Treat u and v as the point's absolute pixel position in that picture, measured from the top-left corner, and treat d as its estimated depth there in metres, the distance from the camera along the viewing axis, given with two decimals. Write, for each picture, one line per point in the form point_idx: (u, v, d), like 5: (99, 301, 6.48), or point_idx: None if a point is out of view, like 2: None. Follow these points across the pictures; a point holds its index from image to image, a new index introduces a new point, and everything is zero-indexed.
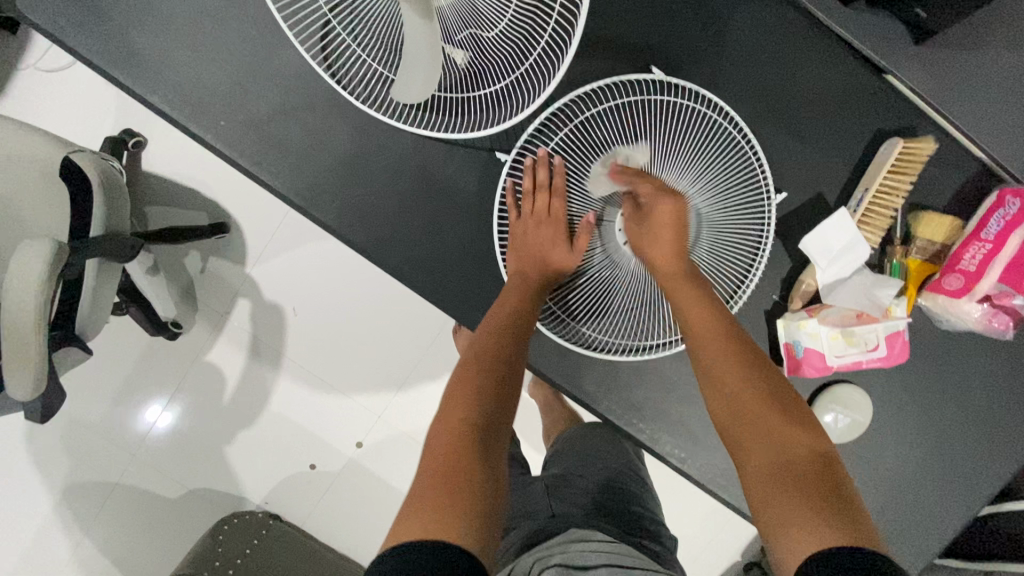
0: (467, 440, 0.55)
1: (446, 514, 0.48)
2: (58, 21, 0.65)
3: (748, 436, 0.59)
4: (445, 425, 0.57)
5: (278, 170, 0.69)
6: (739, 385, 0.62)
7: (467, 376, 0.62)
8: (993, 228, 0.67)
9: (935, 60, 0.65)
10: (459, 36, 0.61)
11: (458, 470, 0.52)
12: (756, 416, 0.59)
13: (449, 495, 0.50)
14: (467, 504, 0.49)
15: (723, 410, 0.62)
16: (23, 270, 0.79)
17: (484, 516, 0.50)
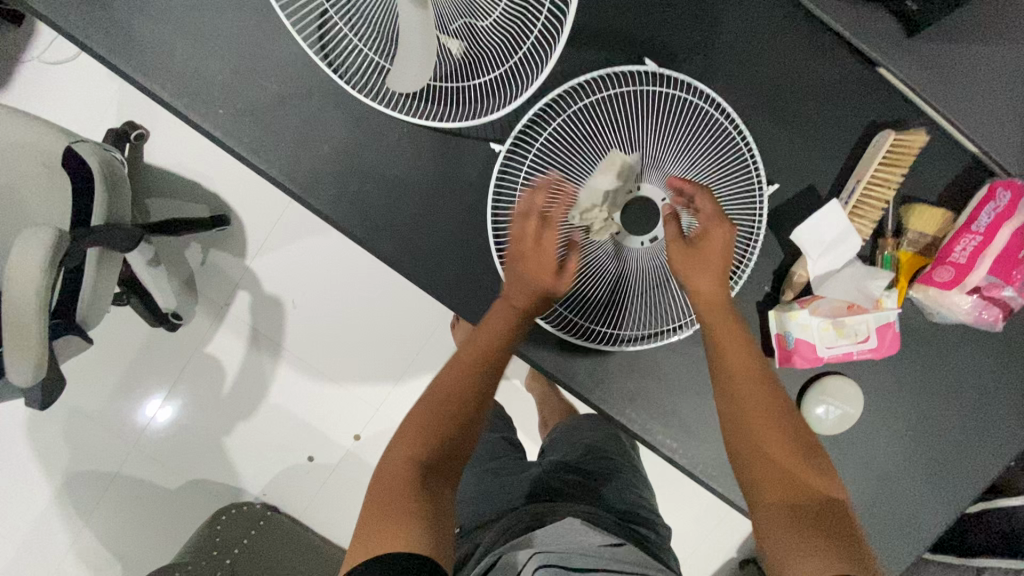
0: (408, 475, 0.60)
1: (393, 533, 0.53)
2: (60, 10, 0.66)
3: (766, 472, 0.61)
4: (384, 471, 0.61)
5: (275, 159, 0.70)
6: (762, 418, 0.64)
7: (413, 422, 0.66)
8: (983, 220, 0.67)
9: (927, 52, 0.65)
10: (454, 27, 0.62)
11: (397, 499, 0.57)
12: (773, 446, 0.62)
13: (392, 520, 0.54)
14: (409, 520, 0.54)
15: (745, 440, 0.63)
16: (24, 257, 0.80)
17: (431, 524, 0.55)
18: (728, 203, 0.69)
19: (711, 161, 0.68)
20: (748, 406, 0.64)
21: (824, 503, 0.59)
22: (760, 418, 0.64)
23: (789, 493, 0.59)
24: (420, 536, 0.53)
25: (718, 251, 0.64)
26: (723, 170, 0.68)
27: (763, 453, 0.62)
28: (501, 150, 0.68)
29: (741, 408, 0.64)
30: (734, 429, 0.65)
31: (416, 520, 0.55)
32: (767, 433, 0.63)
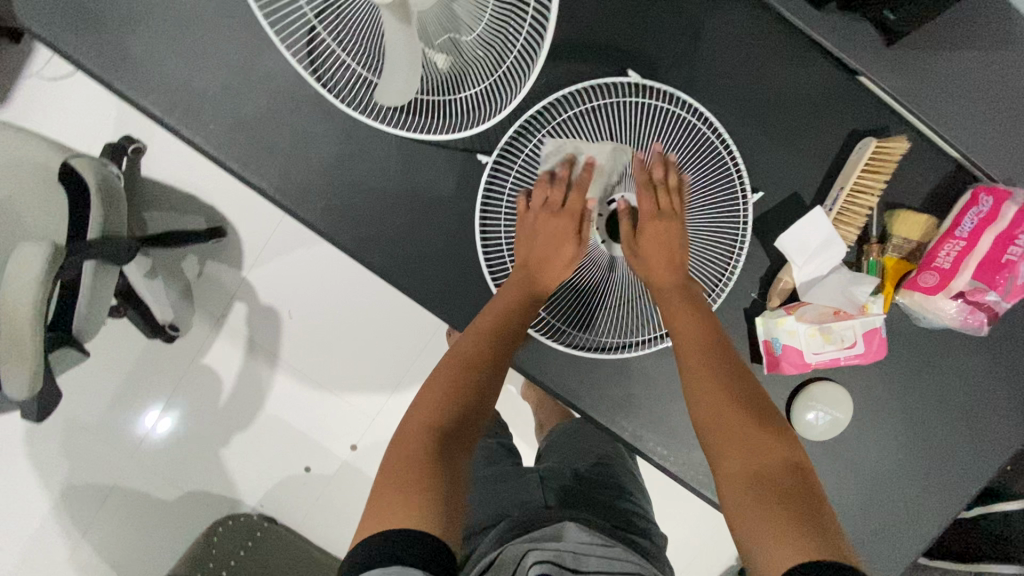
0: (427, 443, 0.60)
1: (405, 508, 0.53)
2: (54, 28, 0.68)
3: (729, 445, 0.59)
4: (405, 433, 0.62)
5: (265, 172, 0.71)
6: (721, 391, 0.62)
7: (432, 385, 0.66)
8: (967, 226, 0.68)
9: (907, 61, 0.66)
10: (439, 41, 0.63)
11: (415, 469, 0.57)
12: (741, 426, 0.60)
13: (406, 491, 0.55)
14: (425, 496, 0.55)
15: (710, 418, 0.62)
16: (20, 271, 0.81)
17: (444, 502, 0.55)
18: (711, 212, 0.71)
19: (693, 171, 0.70)
20: (705, 382, 0.63)
21: (791, 474, 0.56)
22: (719, 390, 0.62)
23: (754, 467, 0.57)
24: (429, 515, 0.53)
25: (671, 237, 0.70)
26: (707, 181, 0.70)
27: (724, 428, 0.60)
28: (488, 160, 0.70)
29: (699, 382, 0.63)
30: (697, 405, 0.63)
31: (430, 496, 0.55)
32: (727, 406, 0.61)
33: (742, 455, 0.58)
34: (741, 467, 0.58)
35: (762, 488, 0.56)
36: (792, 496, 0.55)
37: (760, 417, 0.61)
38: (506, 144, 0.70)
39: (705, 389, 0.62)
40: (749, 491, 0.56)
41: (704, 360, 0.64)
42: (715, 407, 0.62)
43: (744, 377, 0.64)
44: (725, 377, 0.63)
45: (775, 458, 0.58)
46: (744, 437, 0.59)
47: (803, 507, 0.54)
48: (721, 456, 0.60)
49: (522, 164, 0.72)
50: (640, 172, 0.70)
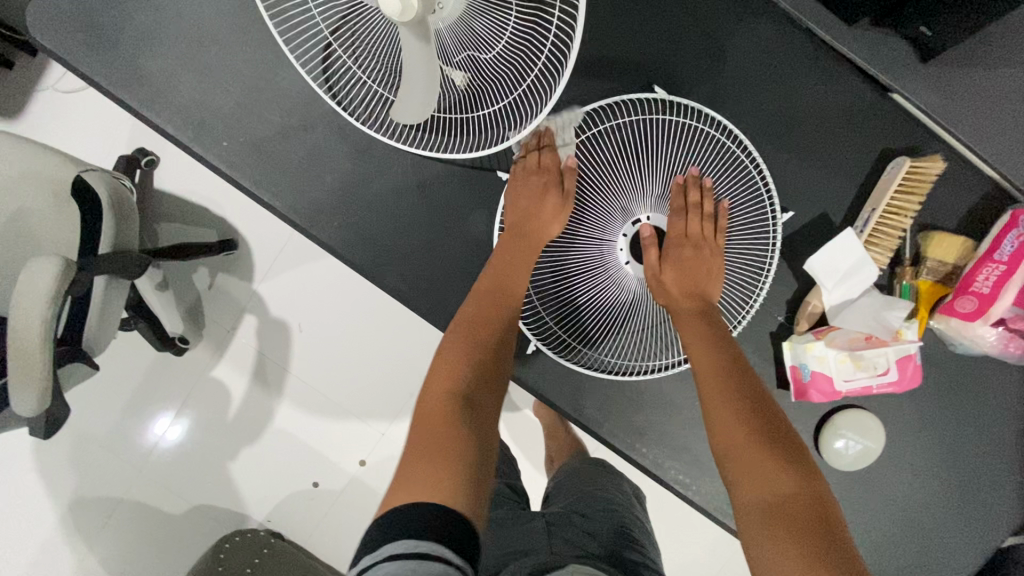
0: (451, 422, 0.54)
1: (433, 478, 0.49)
2: (67, 45, 0.67)
3: (745, 476, 0.54)
4: (429, 404, 0.57)
5: (278, 190, 0.70)
6: (741, 418, 0.56)
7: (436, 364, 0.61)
8: (1006, 249, 0.64)
9: (944, 76, 0.63)
10: (457, 59, 0.61)
11: (445, 440, 0.53)
12: (756, 449, 0.54)
13: (433, 464, 0.50)
14: (456, 471, 0.50)
15: (729, 441, 0.56)
16: (30, 286, 0.80)
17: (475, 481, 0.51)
18: (738, 231, 0.69)
19: (720, 189, 0.68)
20: (723, 406, 0.58)
21: (813, 507, 0.51)
22: (734, 416, 0.57)
23: (772, 495, 0.52)
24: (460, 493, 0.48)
25: (705, 262, 0.66)
26: (735, 199, 0.68)
27: (741, 458, 0.55)
28: (508, 177, 0.68)
29: (717, 408, 0.58)
30: (715, 433, 0.58)
31: (462, 470, 0.51)
32: (746, 435, 0.55)
33: (759, 488, 0.52)
34: (756, 501, 0.52)
35: (781, 520, 0.50)
36: (812, 536, 0.48)
37: (785, 448, 0.54)
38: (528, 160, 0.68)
39: (723, 415, 0.57)
40: (765, 522, 0.50)
41: (723, 383, 0.59)
42: (732, 435, 0.56)
43: (767, 405, 0.58)
44: (746, 404, 0.57)
45: (794, 487, 0.52)
46: (762, 469, 0.53)
47: (828, 553, 0.47)
48: (736, 482, 0.54)
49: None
50: (677, 195, 0.67)
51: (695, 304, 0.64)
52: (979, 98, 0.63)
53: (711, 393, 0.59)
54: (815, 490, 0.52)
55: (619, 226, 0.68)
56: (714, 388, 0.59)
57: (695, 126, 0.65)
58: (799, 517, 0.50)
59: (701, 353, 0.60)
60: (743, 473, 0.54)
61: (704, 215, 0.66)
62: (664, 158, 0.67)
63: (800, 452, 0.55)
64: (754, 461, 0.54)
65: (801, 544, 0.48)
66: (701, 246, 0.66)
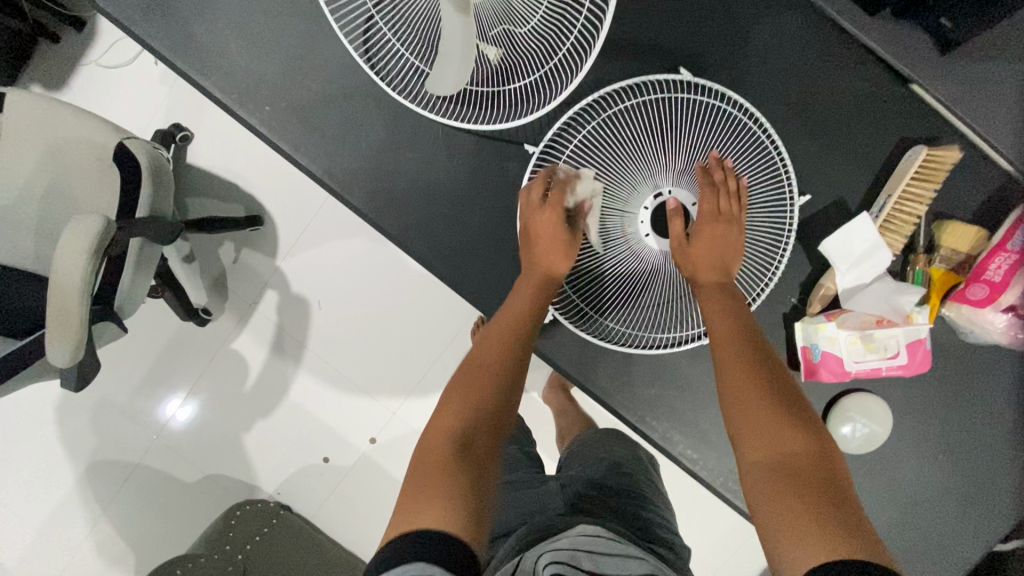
0: (447, 458, 0.56)
1: (428, 509, 0.51)
2: (126, 9, 0.71)
3: (754, 439, 0.57)
4: (426, 446, 0.59)
5: (315, 155, 0.73)
6: (753, 380, 0.60)
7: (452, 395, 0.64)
8: (1019, 239, 0.66)
9: (965, 67, 0.65)
10: (493, 33, 0.64)
11: (438, 475, 0.54)
12: (766, 412, 0.58)
13: (427, 494, 0.53)
14: (451, 498, 0.52)
15: (739, 405, 0.59)
16: (72, 242, 0.80)
17: (471, 503, 0.53)
18: (757, 209, 0.71)
19: (741, 171, 0.70)
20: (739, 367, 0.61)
21: (818, 464, 0.53)
22: (747, 380, 0.60)
23: (780, 455, 0.55)
24: (456, 516, 0.51)
25: (733, 245, 0.67)
26: (754, 180, 0.70)
27: (753, 414, 0.58)
28: (534, 150, 0.70)
29: (730, 368, 0.61)
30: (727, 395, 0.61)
31: (458, 497, 0.53)
32: (759, 398, 0.58)
33: (766, 450, 0.56)
34: (765, 456, 0.55)
35: (788, 478, 0.53)
36: (818, 491, 0.51)
37: (793, 410, 0.57)
38: (555, 134, 0.70)
39: (738, 378, 0.60)
40: (772, 479, 0.54)
41: (738, 348, 0.61)
42: (745, 396, 0.59)
43: (776, 371, 0.61)
44: (759, 370, 0.60)
45: (803, 448, 0.55)
46: (771, 430, 0.56)
47: (831, 507, 0.50)
48: (747, 444, 0.57)
49: (571, 153, 0.70)
50: (701, 176, 0.68)
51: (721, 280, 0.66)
52: (998, 91, 0.65)
53: (726, 353, 0.62)
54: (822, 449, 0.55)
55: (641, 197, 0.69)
56: (728, 355, 0.62)
57: (719, 106, 0.67)
58: (803, 471, 0.53)
59: (716, 322, 0.64)
60: (754, 435, 0.57)
61: (730, 193, 0.67)
62: (686, 137, 0.69)
63: (810, 415, 0.58)
64: (764, 420, 0.57)
65: (805, 498, 0.51)
66: (725, 223, 0.67)
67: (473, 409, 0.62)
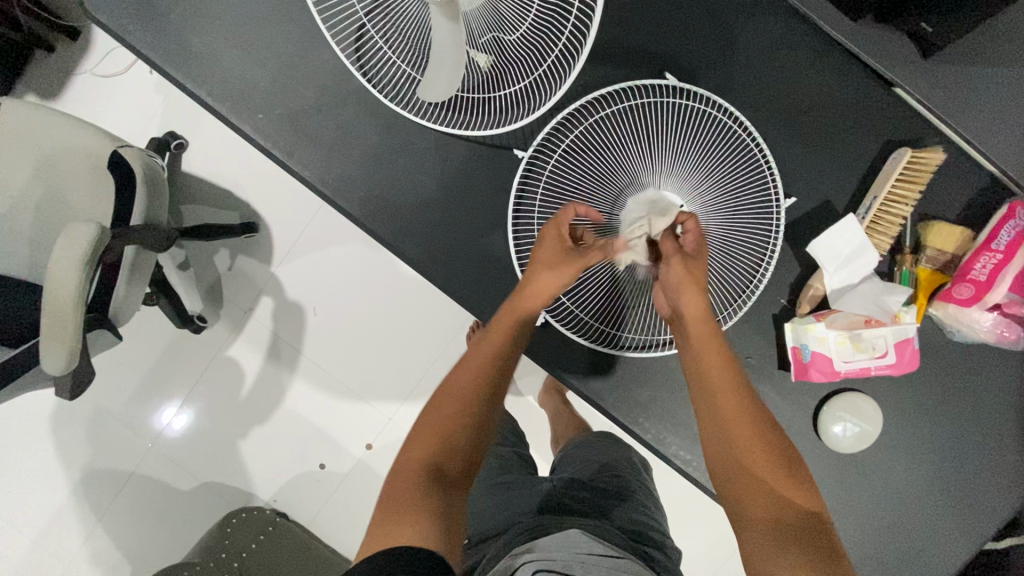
0: (418, 483, 0.57)
1: (402, 527, 0.52)
2: (119, 19, 0.72)
3: (749, 493, 0.59)
4: (398, 473, 0.60)
5: (309, 161, 0.74)
6: (744, 420, 0.61)
7: (431, 414, 0.64)
8: (1003, 239, 0.67)
9: (946, 70, 0.66)
10: (483, 40, 0.66)
11: (409, 499, 0.55)
12: (760, 468, 0.60)
13: (401, 514, 0.54)
14: (424, 517, 0.54)
15: (734, 458, 0.61)
16: (67, 249, 0.80)
17: (444, 522, 0.54)
18: (748, 207, 0.70)
19: (726, 171, 0.69)
20: (732, 408, 0.62)
21: (809, 519, 0.57)
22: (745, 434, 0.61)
23: (774, 512, 0.57)
24: (428, 536, 0.52)
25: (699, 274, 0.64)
26: (739, 181, 0.69)
27: (746, 458, 0.60)
28: (524, 155, 0.71)
29: (724, 412, 0.62)
30: (717, 435, 0.63)
31: (430, 521, 0.54)
32: (751, 439, 0.61)
33: (760, 505, 0.58)
34: (755, 500, 0.59)
35: (785, 534, 0.56)
36: (812, 546, 0.54)
37: (786, 464, 0.60)
38: (543, 139, 0.71)
39: (730, 419, 0.62)
40: (768, 534, 0.56)
41: (730, 387, 0.62)
42: (737, 441, 0.61)
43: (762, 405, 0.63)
44: (749, 408, 0.62)
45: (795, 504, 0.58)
46: (766, 485, 0.59)
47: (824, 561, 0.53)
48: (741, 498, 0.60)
49: (559, 158, 0.72)
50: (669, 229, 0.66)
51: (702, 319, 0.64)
52: (978, 93, 0.66)
53: (717, 399, 0.62)
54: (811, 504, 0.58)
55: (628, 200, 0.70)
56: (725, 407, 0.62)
57: (704, 110, 0.68)
58: (790, 514, 0.57)
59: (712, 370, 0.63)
60: (749, 491, 0.59)
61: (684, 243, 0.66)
62: (671, 139, 0.69)
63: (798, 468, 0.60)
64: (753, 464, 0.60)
65: (803, 554, 0.54)
66: (693, 262, 0.64)
67: (449, 429, 0.62)
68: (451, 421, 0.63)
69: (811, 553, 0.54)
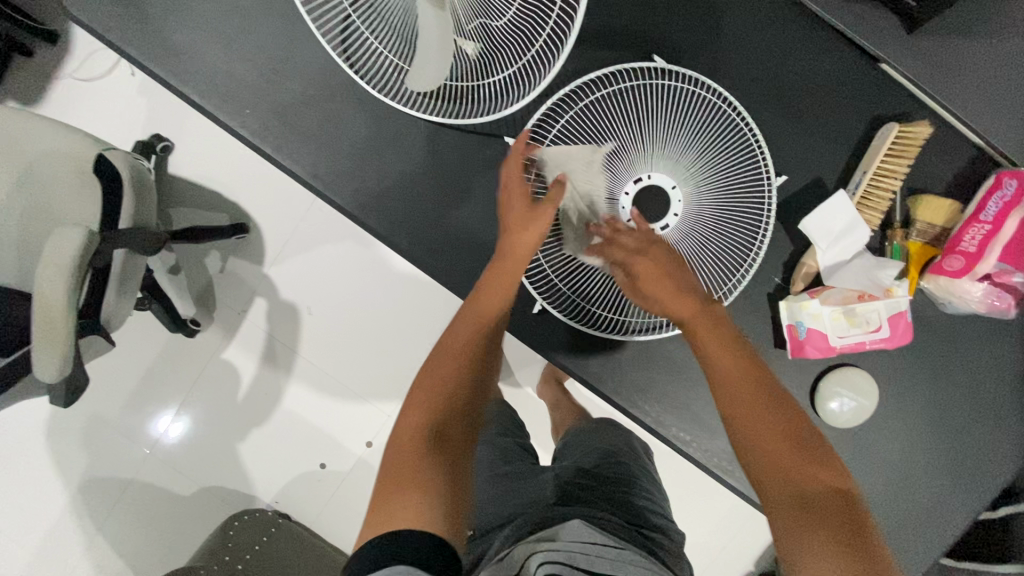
0: (420, 450, 0.57)
1: (406, 502, 0.53)
2: (100, 17, 0.71)
3: (774, 480, 0.58)
4: (401, 438, 0.59)
5: (298, 157, 0.73)
6: (759, 406, 0.61)
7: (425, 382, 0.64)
8: (992, 209, 0.68)
9: (932, 43, 0.66)
10: (470, 27, 0.65)
11: (411, 468, 0.56)
12: (784, 457, 0.59)
13: (402, 488, 0.54)
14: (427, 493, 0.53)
15: (754, 447, 0.60)
16: (55, 255, 0.79)
17: (447, 495, 0.55)
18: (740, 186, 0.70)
19: (718, 149, 0.69)
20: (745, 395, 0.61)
21: (839, 503, 0.56)
22: (764, 424, 0.60)
23: (802, 498, 0.56)
24: (433, 514, 0.52)
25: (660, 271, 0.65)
26: (731, 159, 0.69)
27: (773, 448, 0.59)
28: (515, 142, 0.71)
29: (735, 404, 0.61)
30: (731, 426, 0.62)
31: (434, 492, 0.54)
32: (767, 428, 0.60)
33: (788, 491, 0.57)
34: (783, 489, 0.57)
35: (816, 518, 0.54)
36: (844, 530, 0.53)
37: (809, 451, 0.59)
38: (534, 126, 0.71)
39: (749, 414, 0.60)
40: (798, 519, 0.55)
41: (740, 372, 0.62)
42: (758, 434, 0.60)
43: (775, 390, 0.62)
44: (767, 398, 0.61)
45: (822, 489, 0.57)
46: (795, 471, 0.58)
47: (859, 543, 0.52)
48: (767, 488, 0.59)
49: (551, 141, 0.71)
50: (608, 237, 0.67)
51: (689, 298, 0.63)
52: (964, 65, 0.67)
53: (733, 386, 0.61)
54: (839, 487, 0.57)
55: (622, 183, 0.70)
56: (742, 399, 0.61)
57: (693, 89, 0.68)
58: (821, 499, 0.56)
59: (725, 360, 0.62)
60: (773, 480, 0.58)
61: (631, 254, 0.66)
62: (662, 118, 0.69)
63: (822, 453, 0.59)
64: (777, 455, 0.59)
65: (836, 535, 0.53)
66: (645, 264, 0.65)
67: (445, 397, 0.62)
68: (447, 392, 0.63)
69: (843, 535, 0.53)
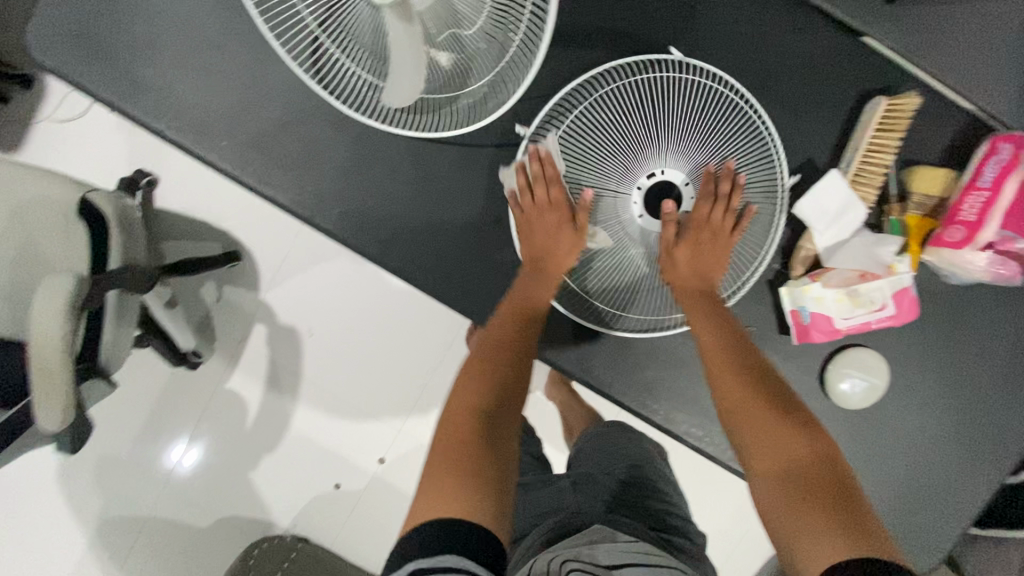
0: (457, 458, 0.58)
1: (448, 509, 0.53)
2: (67, 61, 0.69)
3: (758, 447, 0.61)
4: (443, 438, 0.61)
5: (281, 184, 0.72)
6: (747, 391, 0.64)
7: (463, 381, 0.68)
8: (988, 175, 0.66)
9: (916, 11, 0.65)
10: (441, 39, 0.62)
11: (451, 467, 0.57)
12: (763, 422, 0.62)
13: (449, 493, 0.55)
14: (469, 500, 0.54)
15: (738, 414, 0.63)
16: (47, 303, 0.78)
17: (490, 506, 0.55)
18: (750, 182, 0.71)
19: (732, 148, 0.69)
20: (732, 389, 0.64)
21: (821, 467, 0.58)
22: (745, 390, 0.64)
23: (782, 466, 0.59)
24: (476, 515, 0.53)
25: (712, 248, 0.71)
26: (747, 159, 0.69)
27: (753, 416, 0.63)
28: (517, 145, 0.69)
29: (722, 378, 0.65)
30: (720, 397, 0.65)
31: (479, 498, 0.55)
32: (753, 404, 0.63)
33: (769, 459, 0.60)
34: (765, 457, 0.61)
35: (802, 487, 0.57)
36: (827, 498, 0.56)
37: (790, 414, 0.62)
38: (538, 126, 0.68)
39: (729, 381, 0.64)
40: (782, 487, 0.58)
41: (727, 360, 0.65)
42: (740, 400, 0.63)
43: (765, 370, 0.65)
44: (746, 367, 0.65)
45: (802, 453, 0.59)
46: (778, 437, 0.61)
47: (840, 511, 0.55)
48: (751, 454, 0.62)
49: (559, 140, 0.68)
50: (708, 185, 0.69)
51: (700, 289, 0.70)
52: (950, 31, 0.65)
53: (714, 355, 0.65)
54: (823, 454, 0.59)
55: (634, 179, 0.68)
56: (723, 366, 0.65)
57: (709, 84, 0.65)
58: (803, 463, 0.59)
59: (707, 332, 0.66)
60: (755, 446, 0.61)
61: (728, 207, 0.70)
62: (673, 115, 0.66)
63: (804, 419, 0.62)
64: (761, 426, 0.62)
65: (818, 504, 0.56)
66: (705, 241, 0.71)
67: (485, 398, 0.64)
68: (489, 389, 0.66)
69: (827, 506, 0.55)
